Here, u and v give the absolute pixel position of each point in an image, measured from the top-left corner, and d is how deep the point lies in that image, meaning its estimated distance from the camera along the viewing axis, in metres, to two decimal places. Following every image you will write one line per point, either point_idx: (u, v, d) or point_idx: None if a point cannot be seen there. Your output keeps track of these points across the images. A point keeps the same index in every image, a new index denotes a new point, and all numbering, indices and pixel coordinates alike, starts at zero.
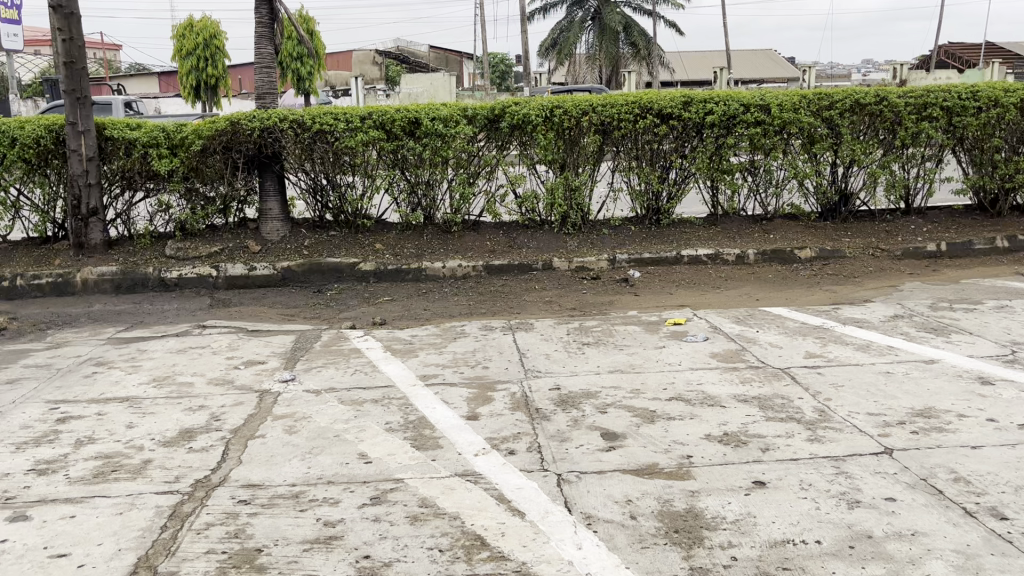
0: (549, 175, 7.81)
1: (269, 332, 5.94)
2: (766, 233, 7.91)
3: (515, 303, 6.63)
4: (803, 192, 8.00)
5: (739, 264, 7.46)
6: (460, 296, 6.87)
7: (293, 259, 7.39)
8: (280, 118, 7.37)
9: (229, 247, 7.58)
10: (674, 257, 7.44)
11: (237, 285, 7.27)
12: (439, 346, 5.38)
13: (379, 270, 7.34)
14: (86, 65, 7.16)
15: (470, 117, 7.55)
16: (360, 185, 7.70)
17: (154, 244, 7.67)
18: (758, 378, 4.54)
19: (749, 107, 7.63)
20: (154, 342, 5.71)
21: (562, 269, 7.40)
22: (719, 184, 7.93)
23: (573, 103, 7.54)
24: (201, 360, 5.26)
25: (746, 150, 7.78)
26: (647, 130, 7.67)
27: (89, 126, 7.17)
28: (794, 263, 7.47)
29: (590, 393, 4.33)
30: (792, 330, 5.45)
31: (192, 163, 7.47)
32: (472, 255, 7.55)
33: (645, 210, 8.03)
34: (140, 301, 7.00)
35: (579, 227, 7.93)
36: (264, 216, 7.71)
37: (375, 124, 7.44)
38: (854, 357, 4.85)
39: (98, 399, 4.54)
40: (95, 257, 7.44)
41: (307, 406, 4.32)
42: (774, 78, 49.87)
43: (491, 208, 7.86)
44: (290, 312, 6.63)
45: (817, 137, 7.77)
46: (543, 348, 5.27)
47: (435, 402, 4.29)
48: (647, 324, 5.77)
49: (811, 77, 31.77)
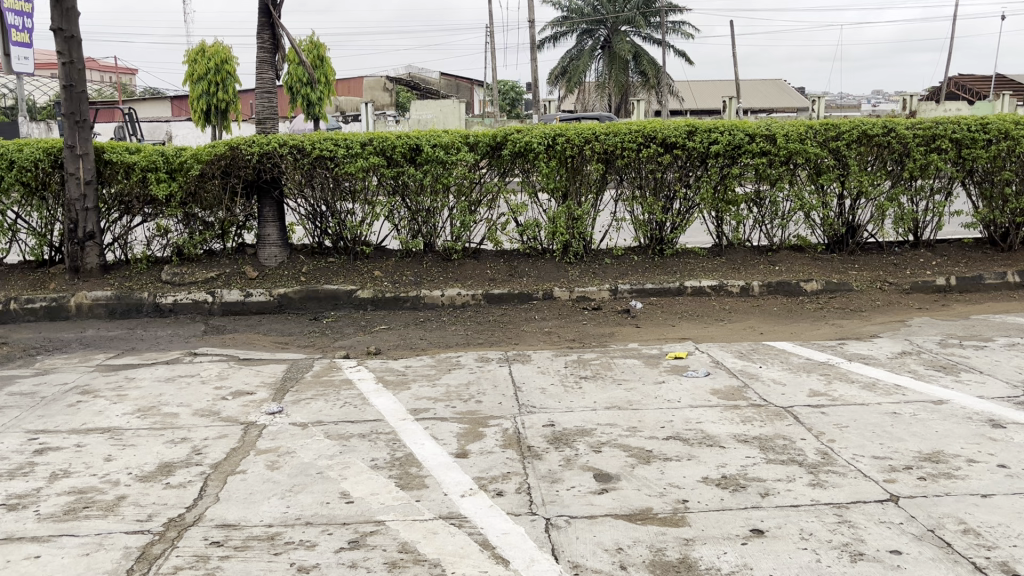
0: (552, 204, 7.70)
1: (260, 361, 5.82)
2: (771, 264, 7.77)
3: (514, 333, 6.49)
4: (809, 223, 7.87)
5: (743, 296, 7.32)
6: (458, 326, 6.75)
7: (290, 286, 7.29)
8: (280, 143, 7.31)
9: (226, 272, 7.49)
10: (676, 288, 7.31)
11: (233, 312, 7.18)
12: (433, 378, 5.25)
13: (377, 298, 7.23)
14: (86, 88, 7.14)
15: (472, 144, 7.47)
16: (360, 212, 7.61)
17: (151, 269, 7.59)
18: (760, 417, 4.39)
19: (755, 137, 7.54)
20: (143, 370, 5.60)
21: (563, 299, 7.27)
22: (724, 215, 7.82)
23: (576, 131, 7.46)
24: (189, 390, 5.13)
25: (751, 180, 7.67)
26: (651, 160, 7.58)
27: (87, 149, 7.13)
28: (799, 296, 7.33)
29: (585, 431, 4.18)
30: (797, 367, 5.30)
31: (190, 187, 7.43)
32: (471, 284, 7.44)
33: (648, 240, 7.90)
34: (134, 327, 6.90)
35: (581, 256, 7.81)
36: (262, 242, 7.62)
37: (376, 150, 7.37)
38: (860, 396, 4.69)
39: (79, 430, 4.41)
40: (91, 281, 7.36)
41: (293, 440, 4.18)
42: (783, 107, 49.94)
43: (493, 236, 7.75)
44: (284, 340, 6.51)
45: (824, 168, 7.66)
46: (539, 381, 5.13)
47: (424, 438, 4.15)
48: (647, 358, 5.62)
49: (821, 108, 31.79)
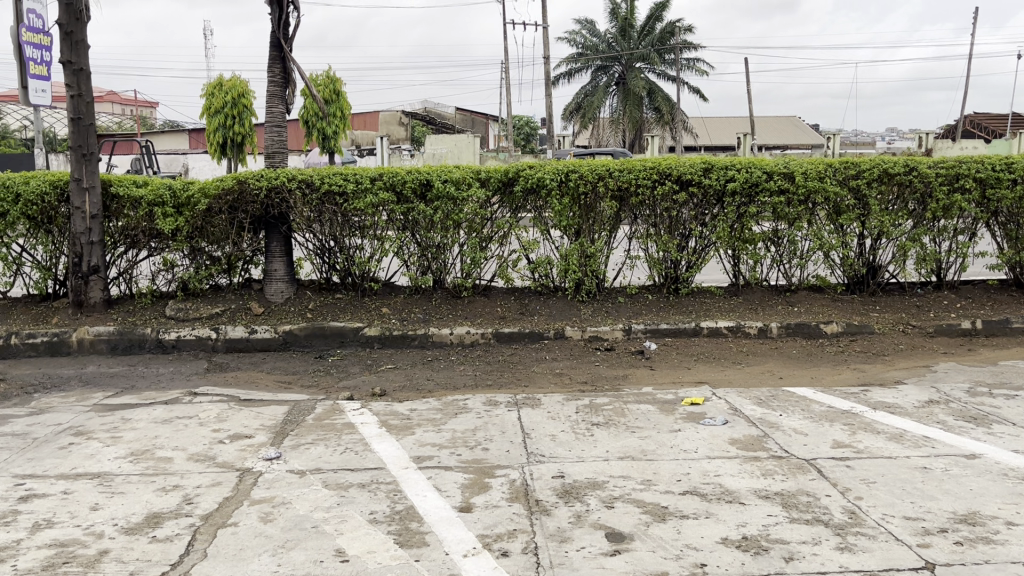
0: (564, 241, 7.53)
1: (262, 402, 5.63)
2: (789, 305, 7.55)
3: (523, 374, 6.29)
4: (829, 263, 7.66)
5: (760, 337, 7.10)
6: (467, 366, 6.55)
7: (296, 323, 7.13)
8: (289, 177, 7.20)
9: (231, 308, 7.35)
10: (692, 329, 7.10)
11: (237, 349, 7.02)
12: (438, 423, 5.04)
13: (384, 336, 7.05)
14: (94, 121, 7.07)
15: (483, 180, 7.35)
16: (369, 248, 7.47)
17: (155, 304, 7.46)
18: (782, 471, 4.15)
19: (773, 175, 7.37)
20: (140, 410, 5.43)
21: (575, 338, 7.07)
22: (741, 254, 7.63)
23: (589, 167, 7.32)
24: (185, 432, 4.95)
25: (769, 218, 7.49)
26: (666, 197, 7.41)
27: (94, 183, 7.04)
28: (819, 338, 7.10)
29: (596, 484, 3.96)
30: (819, 415, 5.06)
31: (197, 222, 7.30)
32: (481, 322, 7.25)
33: (663, 278, 7.71)
34: (135, 364, 6.75)
35: (593, 294, 7.62)
36: (268, 277, 7.48)
37: (386, 185, 7.24)
38: (887, 448, 4.45)
39: (68, 475, 4.24)
40: (93, 316, 7.24)
41: (289, 490, 3.98)
42: (798, 144, 49.90)
43: (504, 273, 7.58)
44: (287, 379, 6.33)
45: (844, 208, 7.47)
46: (549, 428, 4.91)
47: (426, 489, 3.94)
48: (662, 403, 5.40)
49: (836, 145, 31.68)
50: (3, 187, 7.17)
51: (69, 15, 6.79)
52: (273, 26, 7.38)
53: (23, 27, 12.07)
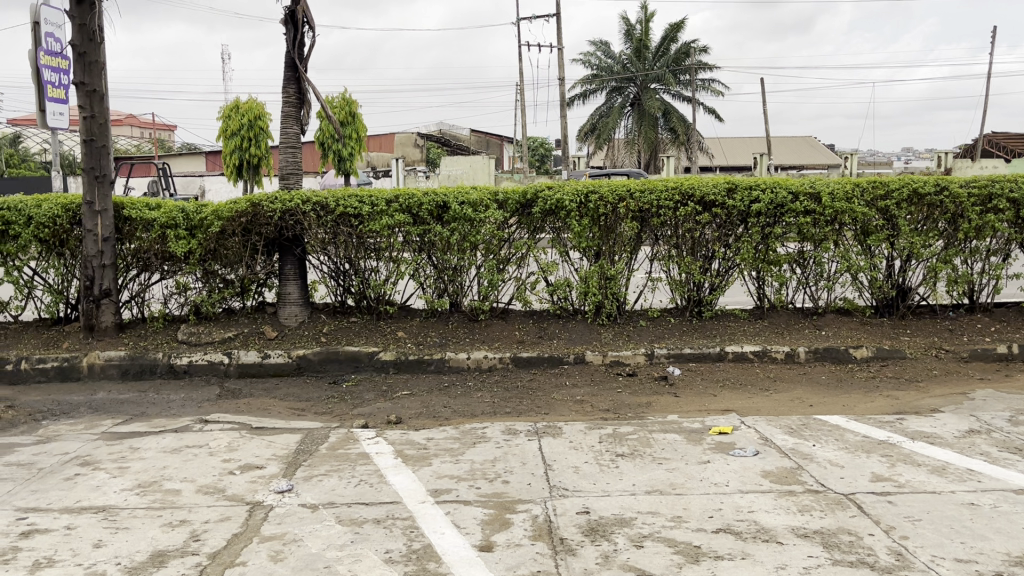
0: (583, 263, 7.35)
1: (273, 430, 5.46)
2: (816, 328, 7.33)
3: (543, 401, 6.09)
4: (857, 285, 7.44)
5: (788, 362, 6.87)
6: (484, 392, 6.36)
7: (310, 347, 6.97)
8: (303, 199, 7.07)
9: (244, 332, 7.20)
10: (716, 354, 6.89)
11: (249, 374, 6.87)
12: (456, 453, 4.85)
13: (400, 360, 6.88)
14: (107, 143, 6.98)
15: (501, 202, 7.19)
16: (384, 270, 7.32)
17: (167, 328, 7.33)
18: (820, 506, 3.93)
19: (799, 195, 7.17)
20: (149, 439, 5.26)
21: (596, 363, 6.87)
22: (766, 276, 7.42)
23: (609, 188, 7.15)
24: (194, 462, 4.78)
25: (794, 239, 7.29)
26: (688, 219, 7.23)
27: (106, 206, 6.94)
28: (848, 363, 6.86)
29: (624, 521, 3.75)
30: (855, 445, 4.83)
31: (210, 244, 7.17)
32: (499, 346, 7.07)
33: (686, 301, 7.51)
34: (146, 390, 6.60)
35: (614, 317, 7.43)
36: (282, 300, 7.34)
37: (402, 207, 7.10)
38: (930, 482, 4.22)
39: (72, 509, 4.07)
40: (104, 340, 7.11)
41: (301, 526, 3.80)
42: (814, 164, 49.64)
43: (522, 295, 7.40)
44: (301, 406, 6.16)
45: (872, 229, 7.26)
46: (572, 459, 4.70)
47: (444, 526, 3.74)
48: (689, 433, 5.18)
49: (853, 164, 31.45)
50: (15, 210, 7.08)
51: (82, 36, 6.69)
52: (289, 46, 7.28)
53: (41, 52, 12.07)
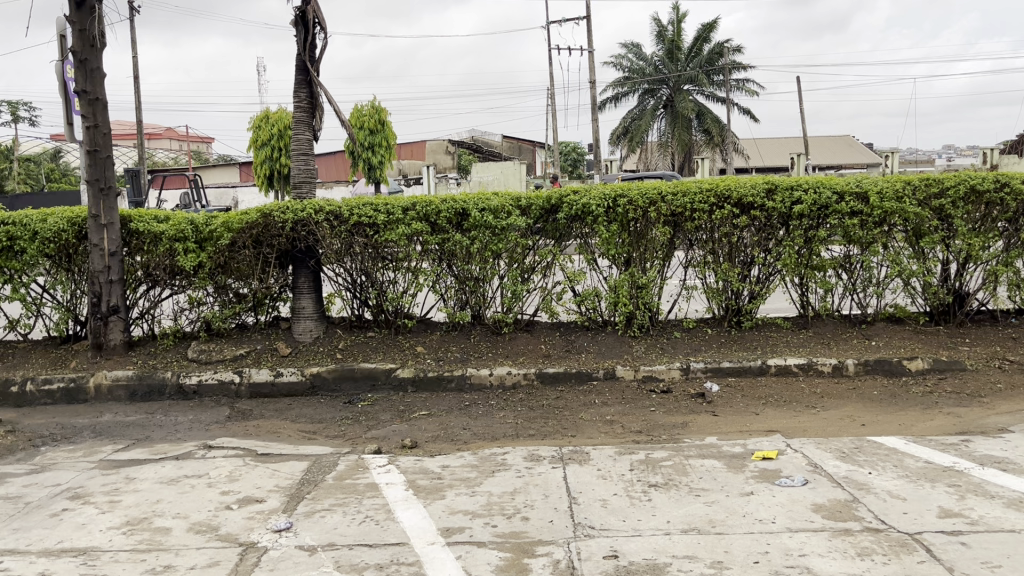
0: (613, 271, 6.90)
1: (280, 457, 5.09)
2: (866, 339, 6.80)
3: (570, 422, 5.65)
4: (910, 291, 6.89)
5: (836, 376, 6.35)
6: (507, 412, 5.93)
7: (324, 364, 6.61)
8: (316, 209, 6.71)
9: (256, 349, 6.88)
10: (758, 367, 6.40)
11: (261, 394, 6.54)
12: (472, 483, 4.43)
13: (418, 378, 6.49)
14: (112, 154, 6.72)
15: (524, 208, 6.79)
16: (402, 281, 6.94)
17: (177, 345, 7.03)
18: (882, 548, 3.45)
19: (844, 195, 6.66)
20: (146, 467, 4.93)
21: (627, 379, 6.41)
22: (809, 282, 6.91)
23: (639, 190, 6.69)
24: (191, 495, 4.43)
25: (840, 242, 6.76)
26: (725, 223, 6.75)
27: (112, 219, 6.68)
28: (901, 376, 6.32)
29: (656, 568, 3.32)
30: (917, 473, 4.32)
31: (220, 257, 6.86)
32: (524, 361, 6.65)
33: (723, 310, 7.03)
34: (153, 412, 6.30)
35: (646, 328, 6.97)
36: (296, 315, 7.00)
37: (419, 215, 6.72)
38: (1007, 518, 3.71)
39: (51, 552, 3.74)
40: (113, 359, 6.83)
41: (294, 572, 3.41)
42: (853, 164, 48.53)
43: (548, 306, 6.96)
44: (312, 429, 5.79)
45: (925, 230, 6.72)
46: (600, 490, 4.27)
47: (454, 573, 3.33)
48: (729, 459, 4.72)
49: (894, 161, 30.58)
50: (21, 225, 6.84)
51: (82, 42, 6.48)
52: (299, 48, 6.95)
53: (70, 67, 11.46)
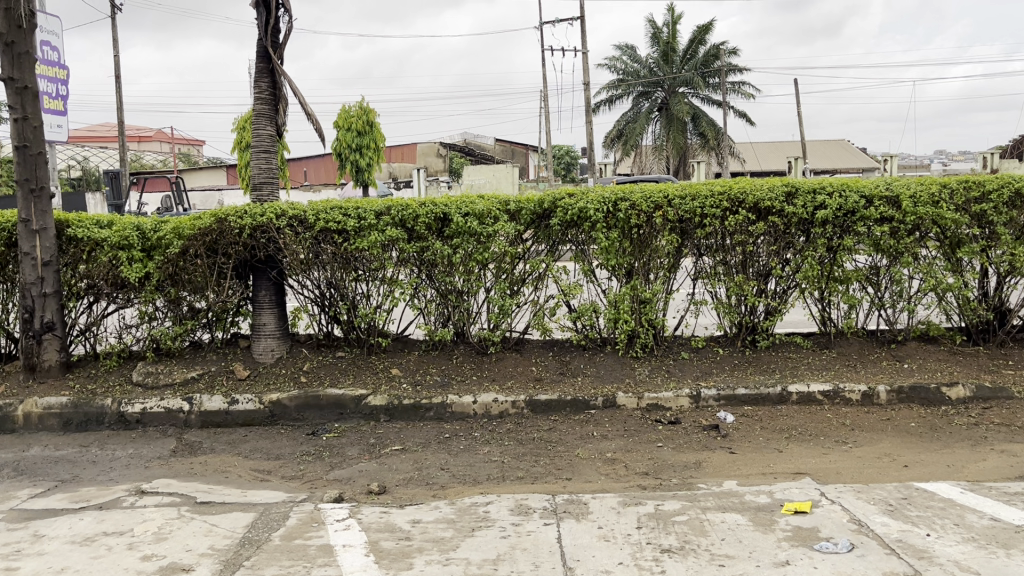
0: (612, 284, 6.15)
1: (221, 507, 4.31)
2: (896, 360, 6.07)
3: (564, 461, 4.88)
4: (944, 307, 6.16)
5: (865, 405, 5.61)
6: (492, 448, 5.16)
7: (286, 390, 5.83)
8: (278, 213, 5.94)
9: (210, 371, 6.09)
10: (777, 394, 5.65)
11: (214, 424, 5.75)
12: (447, 547, 3.66)
13: (392, 406, 5.71)
14: (45, 150, 5.97)
15: (513, 213, 6.03)
16: (376, 295, 6.16)
17: (122, 367, 6.24)
18: None
19: (873, 200, 5.93)
20: (61, 522, 4.15)
21: (630, 408, 5.65)
22: (832, 297, 6.17)
23: (642, 193, 5.94)
24: (104, 561, 3.64)
25: (866, 251, 6.02)
26: (739, 230, 6.00)
27: (46, 224, 5.92)
28: (940, 405, 5.58)
29: None
30: (985, 537, 3.57)
31: (169, 267, 6.08)
32: (513, 386, 5.88)
33: (736, 327, 6.28)
34: (88, 445, 5.51)
35: (650, 348, 6.22)
36: (256, 333, 6.21)
37: (395, 221, 5.95)
38: None
39: None
40: (48, 382, 6.04)
41: None
42: (851, 168, 47.97)
43: (540, 323, 6.19)
44: (265, 468, 5.01)
45: (962, 239, 5.99)
46: (602, 557, 3.50)
47: None
48: (754, 513, 3.96)
49: (893, 167, 29.92)
50: None
51: (7, 23, 5.73)
52: (260, 32, 6.18)
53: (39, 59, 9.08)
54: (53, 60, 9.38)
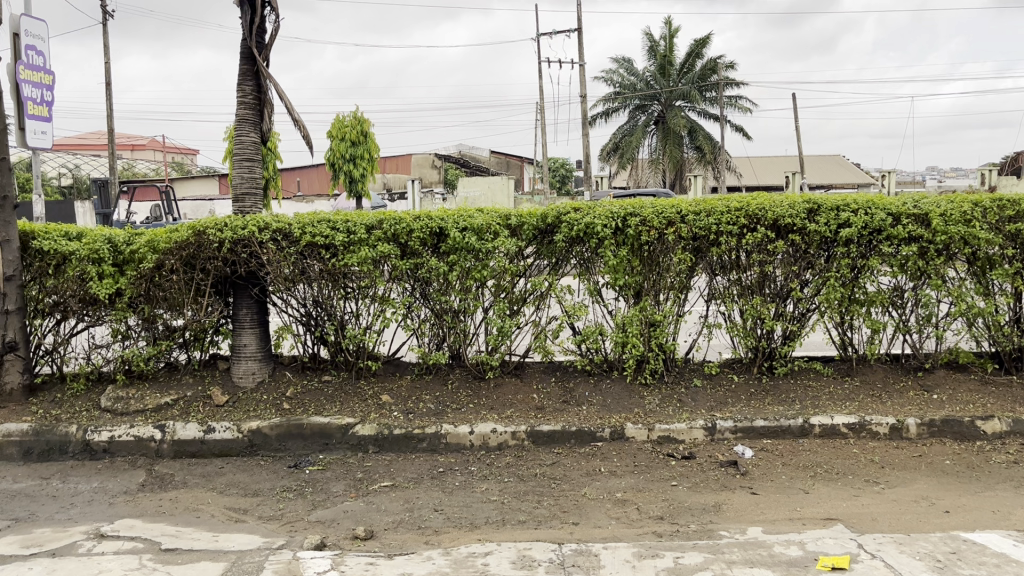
0: (620, 305, 5.72)
1: (189, 555, 3.85)
2: (924, 390, 5.66)
3: (569, 502, 4.43)
4: (974, 333, 5.76)
5: (893, 439, 5.19)
6: (491, 485, 4.71)
7: (266, 418, 5.38)
8: (261, 226, 5.49)
9: (185, 396, 5.64)
10: (798, 427, 5.23)
11: (188, 454, 5.29)
12: None
13: (382, 436, 5.26)
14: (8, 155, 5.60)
15: (514, 228, 5.61)
16: (365, 316, 5.72)
17: (91, 391, 5.79)
18: None
19: (900, 218, 5.52)
20: (7, 572, 3.68)
21: (639, 441, 5.22)
22: (854, 321, 5.76)
23: (653, 208, 5.52)
24: None
25: (891, 272, 5.60)
26: (757, 249, 5.59)
27: (10, 234, 5.53)
28: (975, 440, 5.16)
29: None
30: None
31: (142, 283, 5.65)
32: (512, 415, 5.44)
33: (752, 352, 5.86)
34: (49, 478, 5.05)
35: (660, 375, 5.79)
36: (235, 354, 5.76)
37: (386, 235, 5.52)
38: None
39: None
40: (9, 407, 5.59)
41: None
42: (847, 184, 47.78)
43: (541, 346, 5.77)
44: (241, 506, 4.55)
45: (994, 260, 5.59)
46: None
47: None
48: (787, 569, 3.52)
49: (890, 183, 29.53)
50: None
51: None
52: (245, 33, 5.77)
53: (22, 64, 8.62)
54: (38, 65, 8.88)
